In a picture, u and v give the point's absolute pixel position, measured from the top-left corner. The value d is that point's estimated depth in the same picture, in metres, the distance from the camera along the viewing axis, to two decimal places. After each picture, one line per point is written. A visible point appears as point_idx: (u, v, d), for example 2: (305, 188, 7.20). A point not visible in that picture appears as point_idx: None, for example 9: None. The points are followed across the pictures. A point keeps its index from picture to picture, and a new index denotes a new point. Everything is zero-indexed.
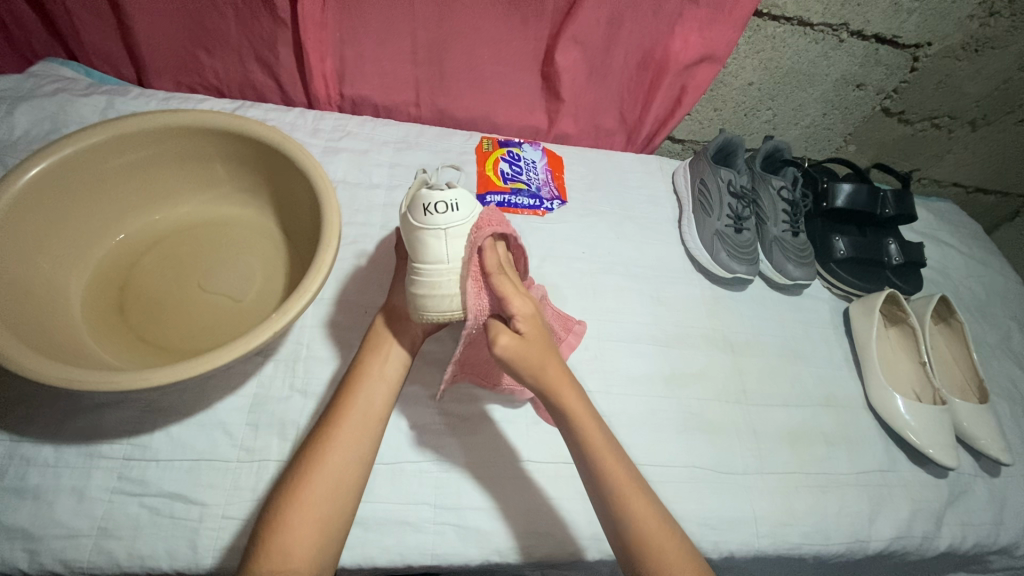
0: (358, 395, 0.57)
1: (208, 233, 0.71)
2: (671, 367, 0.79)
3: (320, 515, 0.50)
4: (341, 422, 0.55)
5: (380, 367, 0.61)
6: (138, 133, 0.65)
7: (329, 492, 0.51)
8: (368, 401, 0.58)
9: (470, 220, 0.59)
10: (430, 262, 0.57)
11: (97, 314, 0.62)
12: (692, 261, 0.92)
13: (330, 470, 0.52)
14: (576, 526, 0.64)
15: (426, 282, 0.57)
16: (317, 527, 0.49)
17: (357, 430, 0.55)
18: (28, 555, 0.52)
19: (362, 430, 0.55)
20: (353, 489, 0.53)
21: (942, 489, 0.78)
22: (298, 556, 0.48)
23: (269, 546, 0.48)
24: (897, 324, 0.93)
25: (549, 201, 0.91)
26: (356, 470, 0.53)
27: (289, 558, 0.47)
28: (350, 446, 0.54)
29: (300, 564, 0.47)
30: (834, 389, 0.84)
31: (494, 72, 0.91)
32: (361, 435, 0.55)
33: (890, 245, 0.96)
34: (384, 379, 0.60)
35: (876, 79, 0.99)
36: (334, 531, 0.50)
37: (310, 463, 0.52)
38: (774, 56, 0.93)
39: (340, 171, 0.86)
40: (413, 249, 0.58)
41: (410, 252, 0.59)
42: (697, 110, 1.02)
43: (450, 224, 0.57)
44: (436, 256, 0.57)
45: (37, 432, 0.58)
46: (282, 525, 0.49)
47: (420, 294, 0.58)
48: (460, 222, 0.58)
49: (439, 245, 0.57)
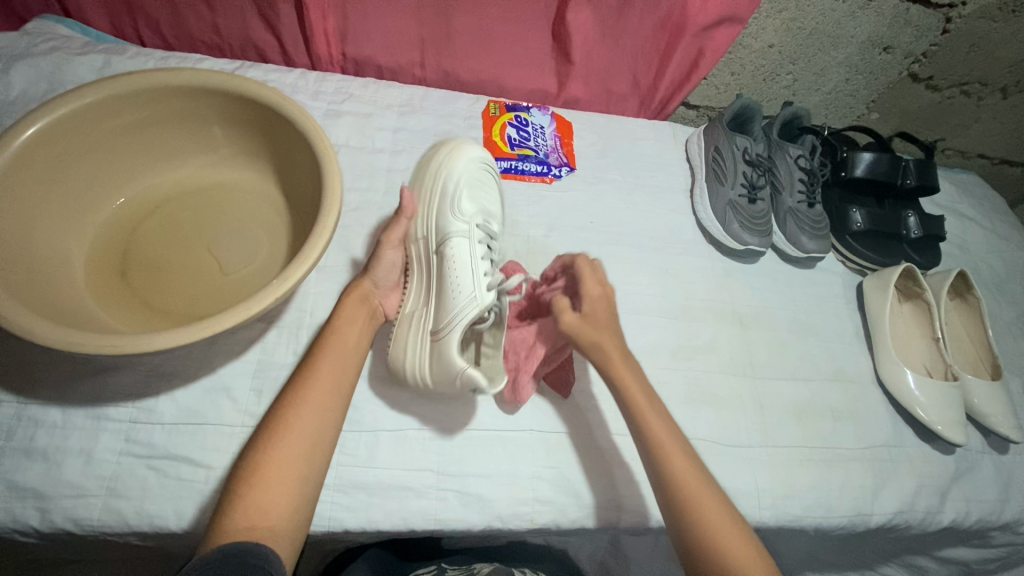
0: (326, 356, 0.58)
1: (210, 199, 0.70)
2: (678, 340, 0.78)
3: (296, 472, 0.50)
4: (311, 388, 0.55)
5: (350, 335, 0.60)
6: (134, 93, 0.63)
7: (302, 453, 0.51)
8: (338, 364, 0.58)
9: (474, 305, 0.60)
10: (428, 357, 0.60)
11: (101, 277, 0.62)
12: (703, 232, 0.90)
13: (298, 431, 0.52)
14: (577, 494, 0.64)
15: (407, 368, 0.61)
16: (291, 487, 0.49)
17: (324, 394, 0.55)
18: (39, 514, 0.54)
19: (332, 388, 0.56)
20: (321, 453, 0.53)
21: (948, 466, 0.77)
22: (274, 511, 0.48)
23: (243, 504, 0.47)
24: (912, 299, 0.89)
25: (557, 167, 0.89)
26: (326, 436, 0.53)
27: (264, 515, 0.47)
28: (317, 411, 0.54)
29: (277, 524, 0.47)
30: (844, 364, 0.83)
31: (504, 31, 0.88)
32: (332, 401, 0.55)
33: (908, 219, 0.91)
34: (348, 345, 0.60)
35: (905, 41, 0.94)
36: (307, 487, 0.51)
37: (283, 424, 0.52)
38: (797, 16, 0.88)
39: (342, 135, 0.83)
40: (464, 371, 0.56)
41: (466, 365, 0.56)
42: (714, 74, 0.98)
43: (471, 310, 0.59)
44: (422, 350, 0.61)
45: (43, 395, 0.58)
46: (259, 484, 0.48)
47: (404, 376, 0.62)
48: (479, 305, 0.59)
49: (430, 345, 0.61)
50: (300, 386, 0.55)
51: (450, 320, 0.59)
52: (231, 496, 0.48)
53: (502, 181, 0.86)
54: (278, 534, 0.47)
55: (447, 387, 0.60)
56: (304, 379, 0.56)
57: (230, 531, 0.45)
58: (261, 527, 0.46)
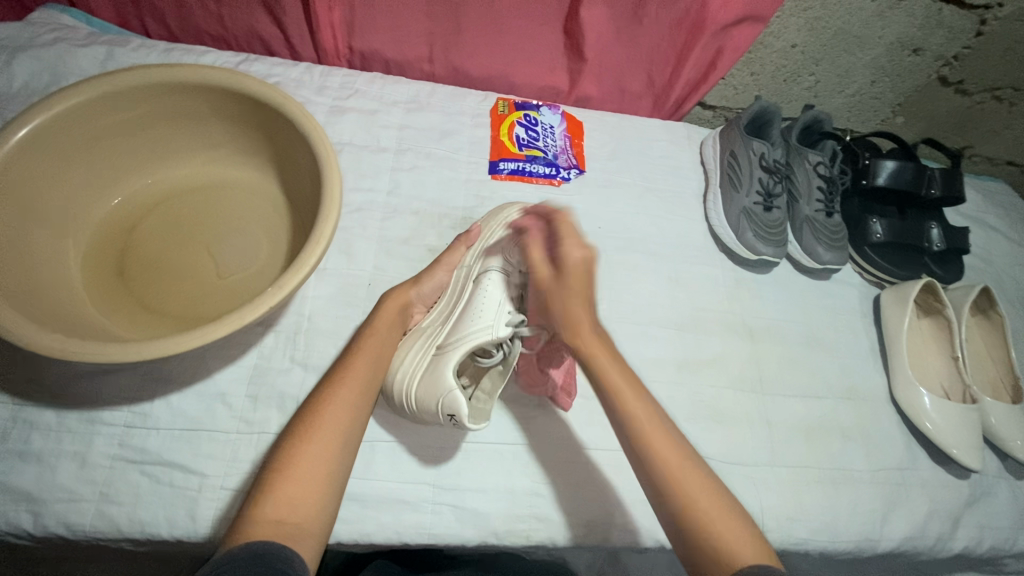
0: (359, 356, 0.58)
1: (212, 198, 0.69)
2: (685, 353, 0.76)
3: (330, 463, 0.50)
4: (344, 382, 0.55)
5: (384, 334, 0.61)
6: (134, 90, 0.61)
7: (336, 444, 0.51)
8: (372, 360, 0.58)
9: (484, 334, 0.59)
10: (419, 372, 0.59)
11: (100, 277, 0.61)
12: (716, 240, 0.87)
13: (330, 421, 0.52)
14: (575, 512, 0.62)
15: (392, 374, 0.60)
16: (323, 479, 0.48)
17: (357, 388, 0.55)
18: (32, 518, 0.53)
19: (363, 386, 0.56)
20: (351, 446, 0.52)
21: (961, 491, 0.75)
22: (304, 503, 0.46)
23: (274, 496, 0.46)
24: (932, 315, 0.86)
25: (566, 170, 0.86)
26: (357, 429, 0.53)
27: (294, 507, 0.46)
28: (351, 404, 0.54)
29: (307, 517, 0.46)
30: (857, 381, 0.80)
31: (515, 26, 0.85)
32: (364, 395, 0.55)
33: (931, 230, 0.87)
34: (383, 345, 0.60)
35: (936, 43, 0.90)
36: (335, 481, 0.50)
37: (316, 415, 0.52)
38: (822, 15, 0.84)
39: (346, 133, 0.82)
40: (450, 392, 0.56)
41: (453, 387, 0.56)
42: (732, 74, 0.94)
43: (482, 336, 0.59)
44: (415, 364, 0.60)
45: (38, 397, 0.57)
46: (290, 476, 0.48)
47: (391, 388, 0.60)
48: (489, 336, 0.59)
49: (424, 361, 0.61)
50: (334, 381, 0.55)
51: (460, 339, 0.60)
52: (261, 489, 0.47)
53: (509, 183, 0.83)
54: (306, 527, 0.46)
55: (428, 408, 0.58)
56: (339, 375, 0.56)
57: (261, 521, 0.44)
58: (290, 519, 0.45)
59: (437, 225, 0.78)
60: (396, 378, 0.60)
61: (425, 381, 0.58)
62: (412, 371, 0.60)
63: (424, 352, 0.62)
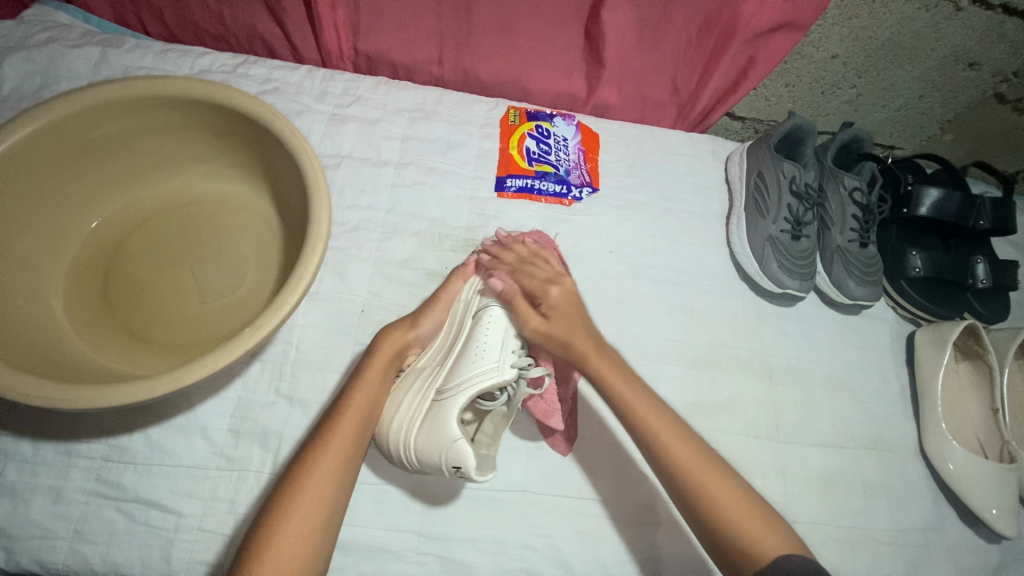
0: (346, 416, 0.52)
1: (202, 214, 0.65)
2: (697, 394, 0.71)
3: (311, 542, 0.46)
4: (328, 448, 0.50)
5: (374, 386, 0.56)
6: (116, 103, 0.58)
7: (317, 522, 0.47)
8: (363, 418, 0.53)
9: (488, 376, 0.56)
10: (418, 423, 0.56)
11: (81, 301, 0.58)
12: (737, 267, 0.81)
13: (312, 495, 0.48)
14: (568, 567, 0.59)
15: (388, 423, 0.57)
16: (302, 562, 0.45)
17: (343, 454, 0.50)
18: (4, 554, 0.52)
19: (347, 453, 0.51)
20: (334, 519, 0.48)
21: (991, 556, 0.69)
22: None
23: None
24: (971, 358, 0.79)
25: (578, 187, 0.81)
26: (341, 502, 0.49)
27: None
28: (334, 473, 0.49)
29: None
30: (883, 429, 0.74)
31: (531, 30, 0.79)
32: (350, 461, 0.51)
33: (976, 265, 0.78)
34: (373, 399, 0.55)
35: (995, 58, 0.81)
36: (317, 562, 0.46)
37: (298, 487, 0.48)
38: (869, 24, 0.76)
39: (345, 144, 0.77)
40: (455, 442, 0.53)
41: (458, 437, 0.53)
42: (765, 84, 0.86)
43: (485, 379, 0.56)
44: (410, 412, 0.57)
45: (14, 426, 0.56)
46: (267, 561, 0.44)
47: (384, 437, 0.57)
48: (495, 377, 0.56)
49: (420, 407, 0.57)
50: (316, 447, 0.50)
51: (461, 385, 0.56)
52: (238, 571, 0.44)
53: (517, 201, 0.78)
54: None
55: (428, 460, 0.55)
56: (322, 441, 0.51)
57: None
58: None
59: (437, 247, 0.73)
60: (390, 428, 0.56)
61: (425, 431, 0.55)
62: (408, 421, 0.56)
63: (420, 399, 0.58)
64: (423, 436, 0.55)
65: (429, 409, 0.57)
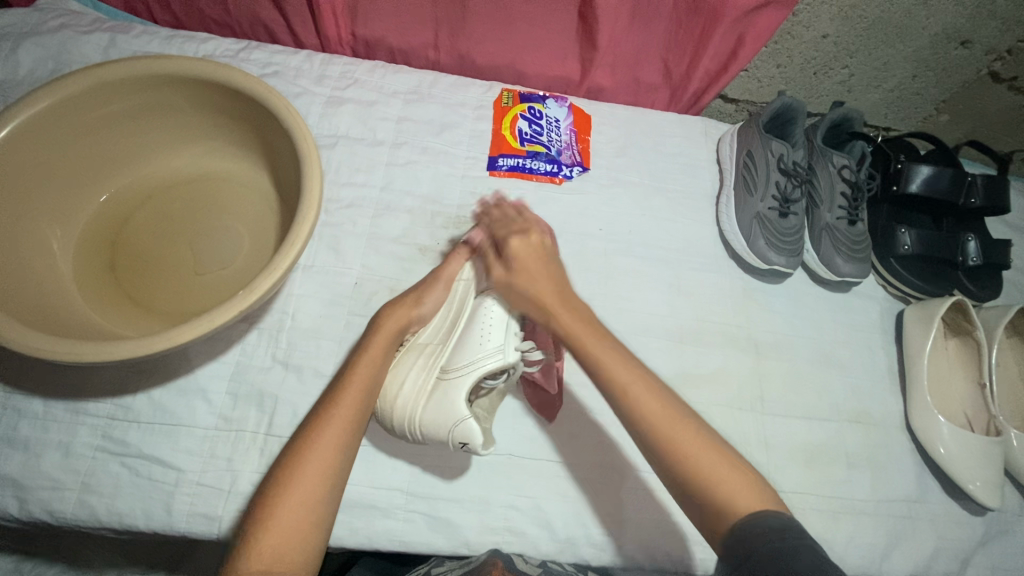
0: (346, 394, 0.54)
1: (204, 190, 0.69)
2: (682, 366, 0.72)
3: (315, 510, 0.48)
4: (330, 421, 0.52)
5: (373, 362, 0.57)
6: (120, 82, 0.61)
7: (320, 491, 0.49)
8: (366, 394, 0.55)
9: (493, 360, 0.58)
10: (425, 403, 0.58)
11: (91, 271, 0.61)
12: (726, 245, 0.82)
13: (313, 465, 0.50)
14: (550, 527, 0.61)
15: (391, 400, 0.59)
16: (309, 526, 0.47)
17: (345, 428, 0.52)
18: (18, 502, 0.56)
19: (348, 426, 0.52)
20: (337, 486, 0.50)
21: (975, 528, 0.70)
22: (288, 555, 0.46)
23: (257, 548, 0.45)
24: (960, 335, 0.79)
25: (569, 167, 0.83)
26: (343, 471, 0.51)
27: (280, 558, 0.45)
28: (336, 445, 0.51)
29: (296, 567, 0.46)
30: (868, 404, 0.75)
31: (523, 13, 0.80)
32: (351, 434, 0.52)
33: (967, 243, 0.78)
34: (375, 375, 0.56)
35: (987, 35, 0.81)
36: (320, 527, 0.48)
37: (300, 459, 0.50)
38: (857, 3, 0.76)
39: (342, 125, 0.80)
40: (465, 421, 0.56)
41: (468, 417, 0.56)
42: (756, 65, 0.87)
43: (489, 362, 0.58)
44: (414, 390, 0.59)
45: (28, 386, 0.59)
46: (271, 527, 0.46)
47: (385, 410, 0.59)
48: (500, 362, 0.58)
49: (424, 385, 0.59)
50: (319, 421, 0.52)
51: (467, 368, 0.58)
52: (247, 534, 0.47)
53: (508, 179, 0.80)
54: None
55: (433, 434, 0.58)
56: (324, 416, 0.52)
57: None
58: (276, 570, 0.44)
59: (429, 223, 0.76)
60: (396, 404, 0.58)
61: (432, 410, 0.57)
62: (413, 400, 0.58)
63: (425, 377, 0.60)
64: (431, 415, 0.57)
65: (435, 389, 0.59)
